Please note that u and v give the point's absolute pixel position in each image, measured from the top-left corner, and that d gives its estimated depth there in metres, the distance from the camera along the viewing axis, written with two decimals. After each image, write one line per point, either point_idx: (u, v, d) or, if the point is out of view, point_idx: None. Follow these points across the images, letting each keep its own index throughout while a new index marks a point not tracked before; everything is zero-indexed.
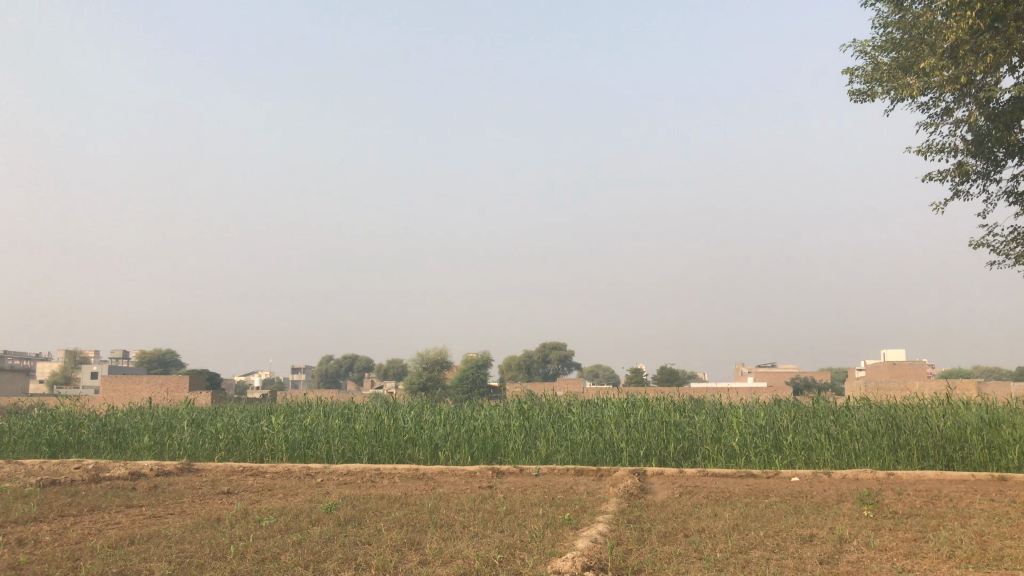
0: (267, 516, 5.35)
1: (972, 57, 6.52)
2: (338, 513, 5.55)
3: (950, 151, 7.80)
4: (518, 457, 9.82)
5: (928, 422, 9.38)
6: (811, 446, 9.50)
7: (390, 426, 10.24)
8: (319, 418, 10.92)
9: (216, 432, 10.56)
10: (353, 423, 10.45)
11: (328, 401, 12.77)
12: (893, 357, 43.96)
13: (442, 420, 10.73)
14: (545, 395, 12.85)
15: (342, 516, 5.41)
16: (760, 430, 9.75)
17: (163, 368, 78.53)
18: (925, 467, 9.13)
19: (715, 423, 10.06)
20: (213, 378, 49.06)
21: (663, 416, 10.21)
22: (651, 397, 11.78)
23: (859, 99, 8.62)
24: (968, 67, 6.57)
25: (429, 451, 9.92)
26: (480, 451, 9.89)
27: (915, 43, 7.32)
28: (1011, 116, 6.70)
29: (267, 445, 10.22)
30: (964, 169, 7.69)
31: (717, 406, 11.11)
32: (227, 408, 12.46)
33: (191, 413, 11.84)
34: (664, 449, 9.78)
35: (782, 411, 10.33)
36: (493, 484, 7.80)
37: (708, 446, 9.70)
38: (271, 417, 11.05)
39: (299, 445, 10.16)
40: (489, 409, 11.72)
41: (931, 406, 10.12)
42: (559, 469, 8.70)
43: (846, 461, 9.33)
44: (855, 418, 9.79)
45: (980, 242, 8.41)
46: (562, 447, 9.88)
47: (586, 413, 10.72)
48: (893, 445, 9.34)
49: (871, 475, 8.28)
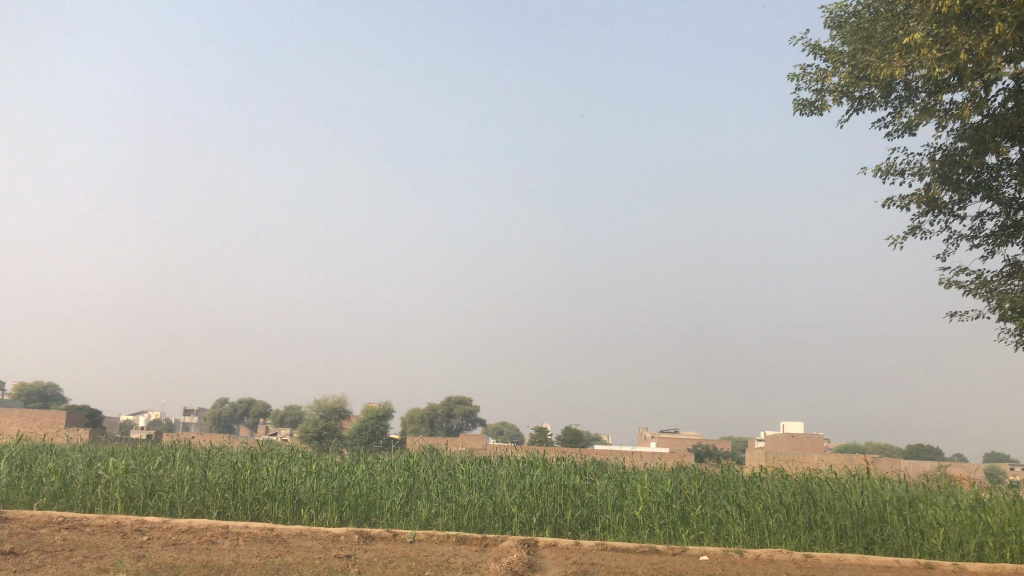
0: None
1: (965, 34, 6.52)
2: None
3: (919, 174, 8.00)
4: (394, 519, 8.57)
5: (845, 499, 8.60)
6: (720, 520, 8.59)
7: (248, 475, 8.90)
8: (168, 464, 9.46)
9: (41, 475, 8.98)
10: (208, 470, 9.08)
11: (186, 442, 11.24)
12: (792, 429, 44.27)
13: (314, 472, 9.43)
14: (436, 449, 11.67)
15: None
16: (665, 499, 8.80)
17: (41, 400, 73.64)
18: (843, 548, 8.29)
19: (617, 488, 9.09)
20: (91, 416, 45.73)
21: (561, 478, 9.19)
22: (551, 457, 10.76)
23: (804, 111, 8.68)
24: (962, 44, 6.55)
25: (291, 507, 8.60)
26: (351, 510, 8.57)
27: (897, 24, 7.42)
28: (1003, 122, 6.91)
29: (100, 493, 8.69)
30: (933, 197, 7.91)
31: (620, 471, 10.17)
32: (64, 447, 10.80)
33: (17, 451, 10.13)
34: (560, 516, 8.72)
35: (690, 479, 9.45)
36: (353, 552, 6.51)
37: (609, 515, 8.69)
38: (111, 459, 9.51)
39: (139, 494, 8.71)
40: (370, 463, 10.45)
41: (846, 481, 9.38)
42: (439, 535, 7.54)
43: (759, 538, 8.43)
44: (766, 490, 8.97)
45: (949, 283, 8.69)
46: (445, 509, 8.68)
47: (477, 471, 9.62)
48: (809, 522, 8.51)
49: (787, 556, 7.40)
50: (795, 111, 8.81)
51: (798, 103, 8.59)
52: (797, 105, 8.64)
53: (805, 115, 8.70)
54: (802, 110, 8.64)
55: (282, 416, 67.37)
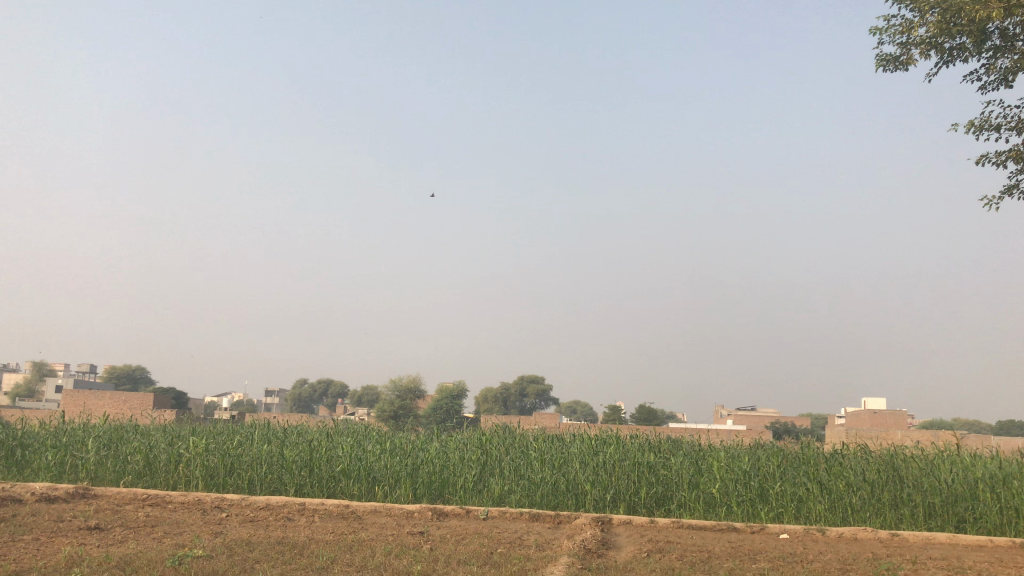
0: (89, 570, 4.06)
1: None
2: (192, 565, 4.27)
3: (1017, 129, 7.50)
4: (467, 496, 8.57)
5: (934, 476, 8.25)
6: (800, 497, 8.34)
7: (323, 453, 9.01)
8: (247, 443, 9.66)
9: (127, 454, 9.26)
10: (285, 449, 9.24)
11: (265, 422, 11.48)
12: (875, 405, 43.04)
13: (388, 449, 9.51)
14: (507, 427, 11.63)
15: (197, 572, 4.14)
16: (742, 476, 8.58)
17: (131, 383, 76.65)
18: (932, 527, 7.96)
19: (693, 465, 8.90)
20: (178, 398, 47.37)
21: (635, 454, 9.05)
22: (624, 434, 10.61)
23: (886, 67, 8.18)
24: None
25: (365, 484, 8.68)
26: (425, 487, 8.61)
27: None
28: None
29: (182, 471, 8.91)
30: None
31: (695, 448, 9.98)
32: (149, 427, 11.13)
33: (106, 431, 10.49)
34: (635, 494, 8.59)
35: (768, 456, 9.20)
36: (426, 529, 6.50)
37: (685, 492, 8.53)
38: (193, 438, 9.76)
39: (219, 472, 8.92)
40: (443, 441, 10.49)
41: (934, 458, 8.99)
42: (512, 512, 7.50)
43: (842, 516, 8.16)
44: (849, 467, 8.67)
45: None
46: (517, 486, 8.64)
47: (550, 449, 9.55)
48: (895, 500, 8.19)
49: (872, 535, 7.13)
50: (877, 68, 8.32)
51: (880, 59, 8.10)
52: (879, 62, 8.15)
53: (887, 72, 8.21)
54: (884, 67, 8.13)
55: (359, 396, 68.65)
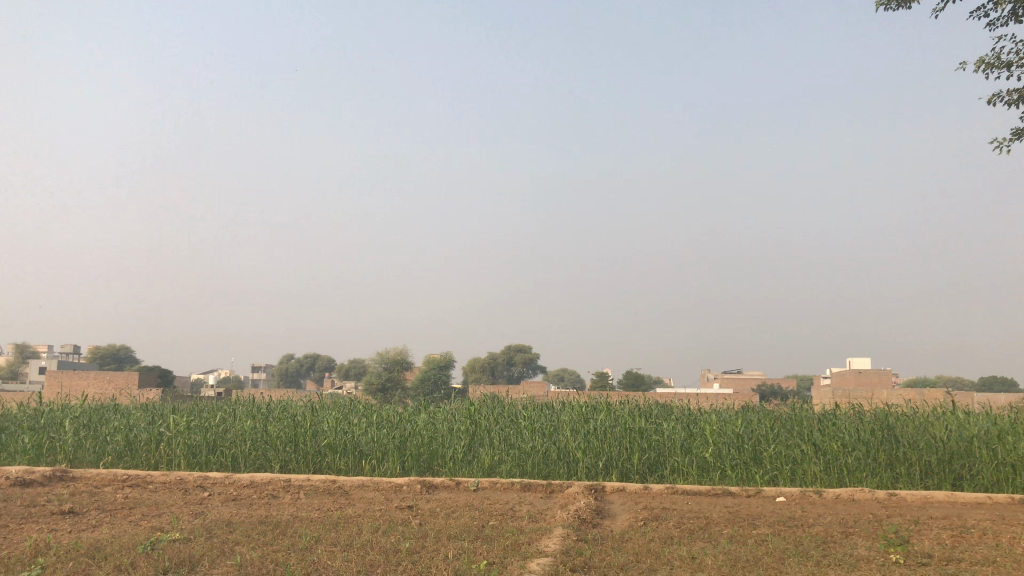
0: (56, 559, 3.84)
1: None
2: (166, 549, 4.05)
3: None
4: (457, 467, 8.40)
5: (929, 434, 8.14)
6: (795, 459, 8.23)
7: (308, 428, 8.80)
8: (230, 420, 9.43)
9: (106, 434, 9.01)
10: (268, 424, 9.01)
11: (248, 397, 11.25)
12: (859, 364, 43.33)
13: (374, 422, 9.31)
14: (496, 396, 11.46)
15: (172, 558, 3.91)
16: (736, 439, 8.45)
17: (115, 362, 76.14)
18: (928, 486, 7.86)
19: (685, 430, 8.75)
20: (163, 376, 47.05)
21: (626, 420, 8.89)
22: (615, 401, 10.45)
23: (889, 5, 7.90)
24: None
25: (352, 459, 8.49)
26: (413, 460, 8.43)
27: None
28: None
29: (163, 451, 8.68)
30: None
31: (687, 412, 9.84)
32: (129, 406, 10.87)
33: (84, 412, 10.22)
34: (628, 460, 8.45)
35: (762, 418, 9.07)
36: (415, 503, 6.30)
37: (678, 457, 8.39)
38: (174, 416, 9.52)
39: (202, 450, 8.70)
40: (431, 412, 10.29)
41: (928, 415, 8.88)
42: (503, 482, 7.33)
43: (837, 477, 8.07)
44: (843, 427, 8.55)
45: None
46: (508, 456, 8.48)
47: (539, 417, 9.38)
48: (890, 460, 8.09)
49: (870, 496, 7.02)
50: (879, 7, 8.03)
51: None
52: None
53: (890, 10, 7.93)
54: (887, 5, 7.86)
55: (346, 369, 68.43)
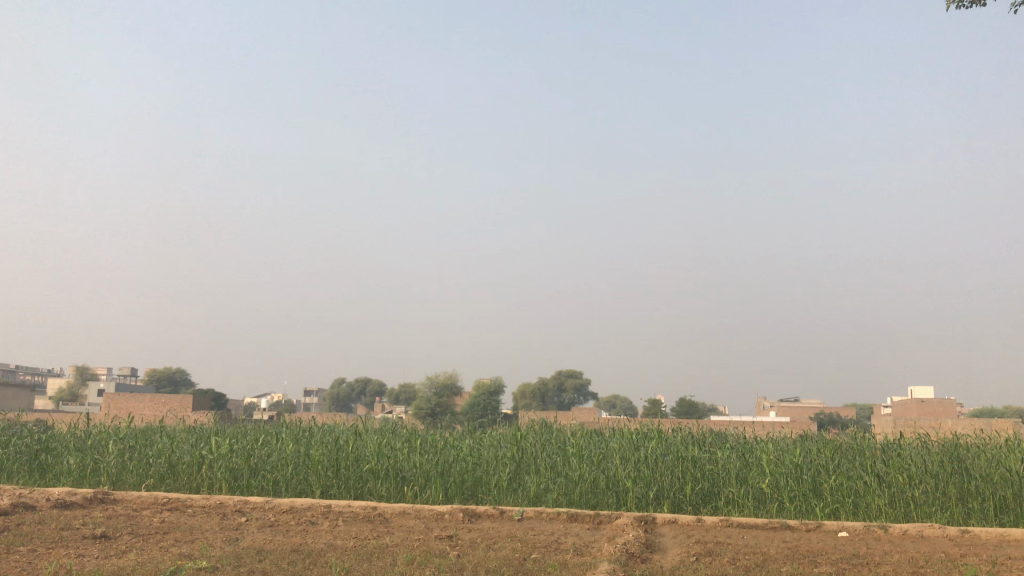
0: None
1: None
2: None
3: None
4: (501, 495, 8.14)
5: (1004, 466, 7.64)
6: (858, 492, 7.79)
7: (350, 453, 8.63)
8: (272, 444, 9.31)
9: (150, 457, 8.96)
10: (311, 449, 8.86)
11: (293, 421, 11.15)
12: (921, 393, 41.93)
13: (418, 447, 9.11)
14: (544, 422, 11.18)
15: None
16: (794, 470, 8.04)
17: (172, 385, 77.54)
18: (1004, 523, 7.34)
19: (740, 459, 8.37)
20: (217, 399, 47.66)
21: (678, 449, 8.55)
22: (666, 428, 10.09)
23: None
24: None
25: (394, 485, 8.28)
26: (457, 487, 8.19)
27: None
28: None
29: (205, 474, 8.60)
30: None
31: (741, 441, 9.44)
32: (176, 428, 10.86)
33: (130, 434, 10.22)
34: (679, 490, 8.09)
35: (822, 448, 8.63)
36: (455, 533, 6.06)
37: (733, 488, 8.01)
38: (217, 439, 9.44)
39: (243, 474, 8.58)
40: (476, 438, 10.06)
41: (1002, 446, 8.35)
42: (549, 512, 7.05)
43: (904, 512, 7.59)
44: (909, 457, 8.08)
45: None
46: (554, 485, 8.19)
47: (587, 444, 9.08)
48: (961, 494, 7.60)
49: (940, 533, 6.56)
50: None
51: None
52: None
53: None
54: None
55: (396, 392, 68.60)
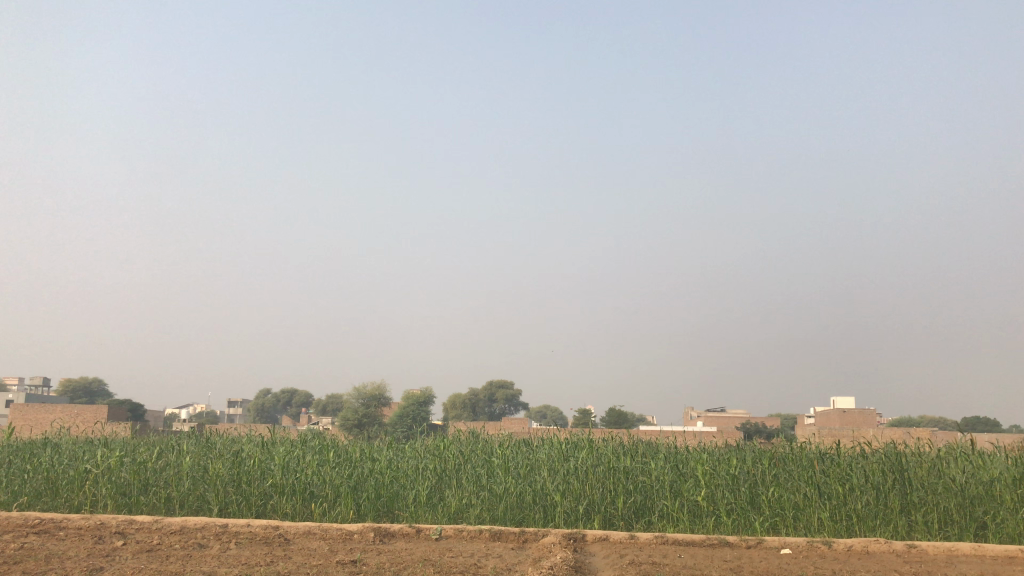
0: None
1: None
2: None
3: None
4: (420, 511, 7.48)
5: (946, 478, 7.32)
6: (797, 504, 7.38)
7: (253, 467, 7.86)
8: (167, 456, 8.45)
9: (25, 472, 8.02)
10: (210, 463, 8.05)
11: (194, 431, 10.25)
12: (844, 403, 42.62)
13: (331, 459, 8.38)
14: (470, 432, 10.56)
15: None
16: (731, 481, 7.60)
17: (87, 395, 74.28)
18: (948, 536, 6.98)
19: (674, 470, 7.89)
20: (134, 410, 45.58)
21: (610, 459, 8.04)
22: (596, 438, 9.55)
23: None
24: None
25: (300, 501, 7.55)
26: (370, 504, 7.50)
27: None
28: None
29: (88, 491, 7.70)
30: None
31: (673, 451, 8.98)
32: (63, 438, 9.87)
33: (7, 448, 9.19)
34: (610, 504, 7.56)
35: (759, 458, 8.22)
36: (362, 556, 5.38)
37: (667, 502, 7.52)
38: (105, 452, 8.52)
39: (132, 491, 7.73)
40: (394, 449, 9.36)
41: (942, 456, 8.04)
42: (469, 530, 6.43)
43: (845, 525, 7.19)
44: (849, 468, 7.72)
45: None
46: (477, 499, 7.58)
47: (514, 455, 8.49)
48: (903, 506, 7.25)
49: (887, 548, 6.16)
50: None
51: None
52: None
53: None
54: None
55: (323, 403, 66.91)
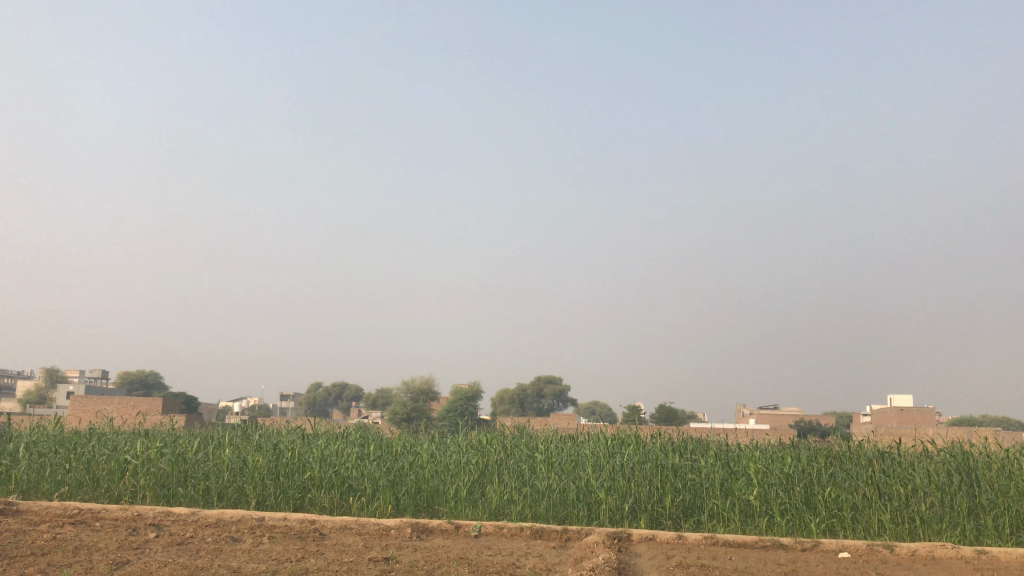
0: None
1: None
2: None
3: None
4: (460, 507, 7.28)
5: (1019, 480, 6.87)
6: (856, 505, 7.00)
7: (292, 460, 7.74)
8: (208, 448, 8.38)
9: (67, 462, 8.01)
10: (249, 455, 7.95)
11: (237, 423, 10.18)
12: (902, 401, 41.42)
13: (371, 453, 8.22)
14: (513, 427, 10.31)
15: None
16: (785, 480, 7.24)
17: (145, 388, 75.99)
18: (1020, 541, 6.54)
19: (725, 468, 7.56)
20: (189, 403, 46.39)
21: (657, 456, 7.73)
22: (644, 435, 9.23)
23: None
24: None
25: (338, 495, 7.40)
26: (410, 499, 7.32)
27: None
28: None
29: (127, 482, 7.66)
30: None
31: (724, 448, 8.63)
32: (108, 428, 9.89)
33: (52, 438, 9.22)
34: (657, 502, 7.26)
35: (816, 456, 7.83)
36: (396, 553, 5.18)
37: (717, 501, 7.19)
38: (146, 442, 8.48)
39: (171, 483, 7.66)
40: (436, 444, 9.16)
41: (1013, 456, 7.57)
42: (509, 527, 6.20)
43: (908, 528, 6.79)
44: (913, 467, 7.30)
45: None
46: (519, 496, 7.34)
47: (557, 450, 8.23)
48: (971, 508, 6.82)
49: (955, 553, 5.77)
50: None
51: None
52: None
53: None
54: None
55: (373, 397, 67.42)
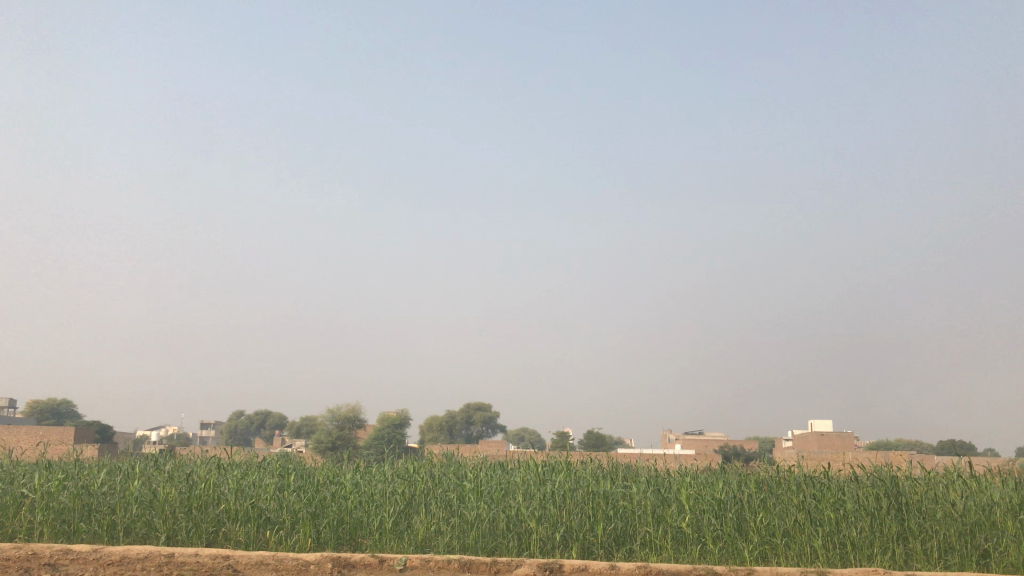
0: None
1: None
2: None
3: None
4: (385, 540, 6.96)
5: (945, 504, 6.92)
6: (788, 531, 6.94)
7: (206, 491, 7.31)
8: (115, 479, 7.87)
9: None
10: (159, 487, 7.48)
11: (148, 452, 9.63)
12: (822, 426, 42.36)
13: (291, 483, 7.84)
14: (440, 454, 10.02)
15: None
16: (717, 507, 7.14)
17: (56, 416, 72.70)
18: (948, 565, 6.57)
19: (657, 494, 7.44)
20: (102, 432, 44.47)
21: (589, 483, 7.56)
22: (575, 462, 9.05)
23: None
24: None
25: (255, 528, 7.00)
26: (332, 531, 6.97)
27: None
28: None
29: (24, 518, 7.10)
30: None
31: (655, 474, 8.52)
32: (6, 460, 9.23)
33: None
34: (589, 530, 7.08)
35: (746, 481, 7.77)
36: None
37: (649, 529, 7.05)
38: (47, 474, 7.92)
39: (72, 518, 7.14)
40: (360, 473, 8.82)
41: (937, 479, 7.64)
42: (437, 560, 5.93)
43: (839, 553, 6.75)
44: (842, 492, 7.29)
45: None
46: (447, 526, 7.06)
47: (486, 478, 7.99)
48: (900, 533, 6.83)
49: None
50: None
51: None
52: None
53: None
54: None
55: (297, 425, 65.88)
